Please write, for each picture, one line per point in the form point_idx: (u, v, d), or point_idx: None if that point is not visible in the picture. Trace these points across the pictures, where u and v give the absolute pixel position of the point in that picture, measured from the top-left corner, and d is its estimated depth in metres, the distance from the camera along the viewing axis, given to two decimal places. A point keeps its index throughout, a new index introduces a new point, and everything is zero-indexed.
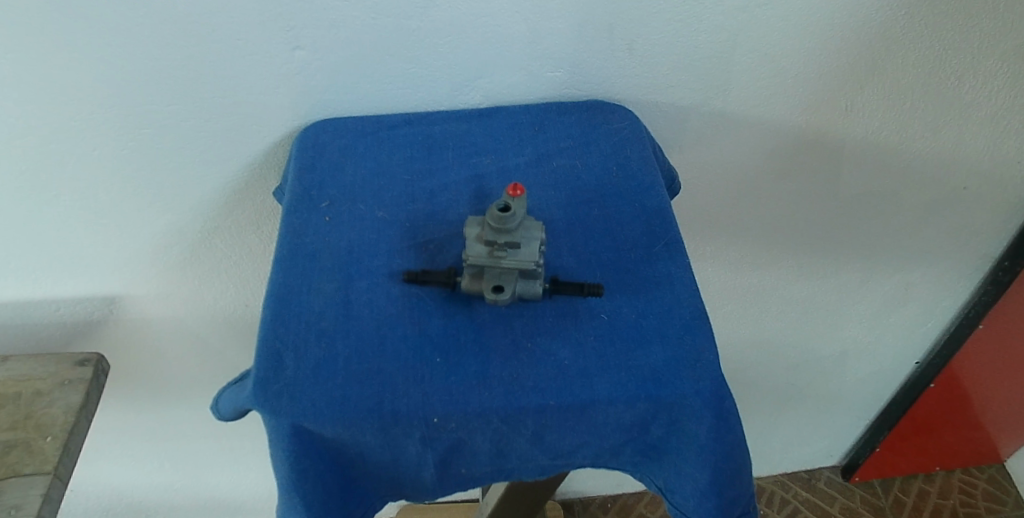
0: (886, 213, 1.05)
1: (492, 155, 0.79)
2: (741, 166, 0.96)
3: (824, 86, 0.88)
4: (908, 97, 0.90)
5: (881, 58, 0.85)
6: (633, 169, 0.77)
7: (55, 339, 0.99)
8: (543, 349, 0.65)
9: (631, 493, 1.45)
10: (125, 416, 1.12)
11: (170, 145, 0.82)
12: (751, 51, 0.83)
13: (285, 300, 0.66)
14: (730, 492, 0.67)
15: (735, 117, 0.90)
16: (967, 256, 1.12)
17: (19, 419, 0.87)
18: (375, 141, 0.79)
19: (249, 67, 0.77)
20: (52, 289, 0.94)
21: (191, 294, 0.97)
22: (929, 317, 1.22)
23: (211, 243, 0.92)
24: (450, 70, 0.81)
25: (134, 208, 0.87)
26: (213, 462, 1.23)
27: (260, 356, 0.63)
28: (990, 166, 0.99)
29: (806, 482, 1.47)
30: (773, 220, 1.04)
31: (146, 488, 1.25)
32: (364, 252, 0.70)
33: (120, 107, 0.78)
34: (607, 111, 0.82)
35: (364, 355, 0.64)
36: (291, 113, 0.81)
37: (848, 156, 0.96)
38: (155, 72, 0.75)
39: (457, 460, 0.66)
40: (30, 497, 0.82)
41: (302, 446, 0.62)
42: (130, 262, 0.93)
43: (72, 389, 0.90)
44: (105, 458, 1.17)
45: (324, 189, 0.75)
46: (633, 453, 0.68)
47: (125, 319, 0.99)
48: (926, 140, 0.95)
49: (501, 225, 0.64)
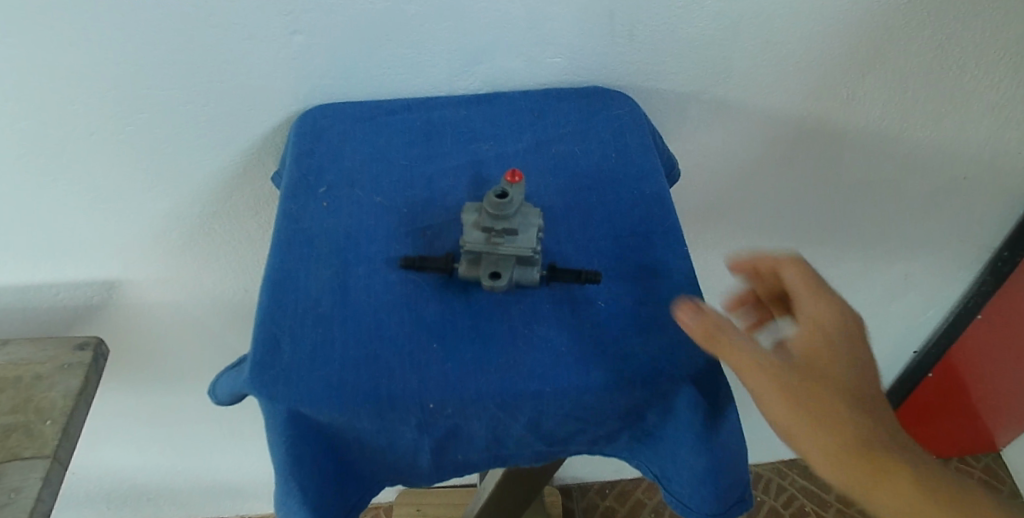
0: (887, 204, 1.05)
1: (490, 141, 0.78)
2: (742, 155, 0.96)
3: (826, 74, 0.87)
4: (909, 84, 0.89)
5: (884, 46, 0.85)
6: (632, 156, 0.77)
7: (55, 324, 0.99)
8: (540, 336, 0.65)
9: (629, 478, 1.45)
10: (125, 399, 1.12)
11: (170, 130, 0.81)
12: (752, 36, 0.83)
13: (283, 285, 0.66)
14: (726, 480, 0.68)
15: (736, 105, 0.90)
16: (968, 246, 1.12)
17: (19, 403, 0.88)
18: (374, 126, 0.79)
19: (249, 50, 0.76)
20: (53, 273, 0.94)
21: (191, 278, 0.98)
22: (929, 306, 1.22)
23: (210, 229, 0.92)
24: (449, 56, 0.81)
25: (134, 192, 0.87)
26: (214, 447, 1.24)
27: (257, 339, 0.63)
28: (990, 155, 0.99)
29: (804, 470, 1.48)
30: (773, 208, 1.03)
31: (148, 468, 1.26)
32: (362, 237, 0.70)
33: (119, 91, 0.77)
34: (608, 97, 0.82)
35: (361, 339, 0.64)
36: (290, 98, 0.81)
37: (849, 144, 0.95)
38: (154, 55, 0.75)
39: (454, 446, 0.66)
40: (30, 480, 0.83)
41: (297, 429, 0.62)
42: (131, 246, 0.93)
43: (72, 373, 0.90)
44: (106, 440, 1.18)
45: (323, 174, 0.74)
46: (629, 439, 0.69)
47: (125, 302, 0.99)
48: (928, 128, 0.94)
49: (497, 212, 0.64)
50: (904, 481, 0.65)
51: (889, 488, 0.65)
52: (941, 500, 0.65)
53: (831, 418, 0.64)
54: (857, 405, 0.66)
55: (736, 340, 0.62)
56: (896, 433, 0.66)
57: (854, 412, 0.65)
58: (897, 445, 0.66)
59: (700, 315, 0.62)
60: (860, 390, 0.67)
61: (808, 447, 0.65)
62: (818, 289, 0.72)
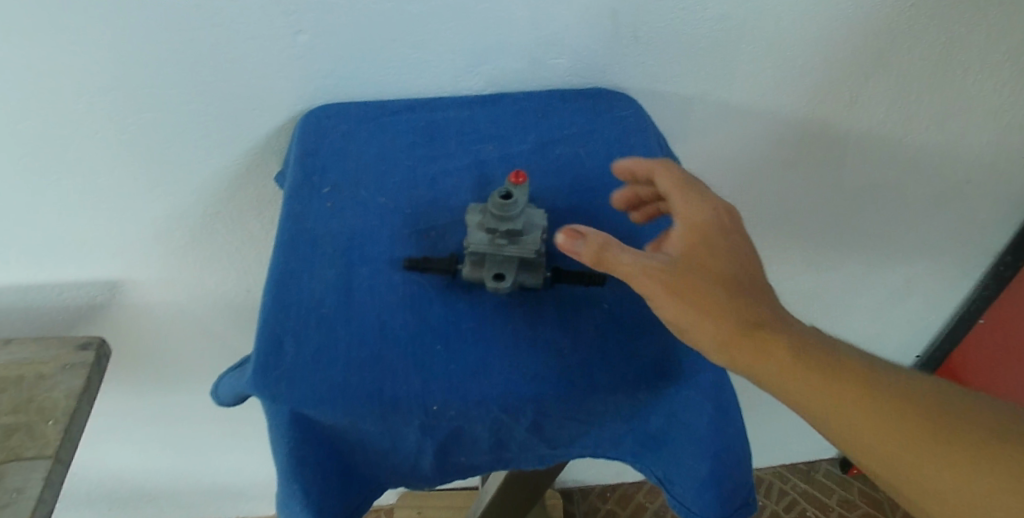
0: (890, 207, 1.04)
1: (494, 142, 0.78)
2: (746, 158, 0.95)
3: (830, 76, 0.87)
4: (914, 88, 0.89)
5: (889, 49, 0.85)
6: (636, 158, 0.77)
7: (56, 324, 0.99)
8: (544, 338, 0.64)
9: (630, 482, 1.45)
10: (126, 399, 1.12)
11: (173, 130, 0.81)
12: (756, 39, 0.82)
13: (286, 285, 0.66)
14: (729, 483, 0.68)
15: (740, 108, 0.89)
16: (971, 250, 1.12)
17: (21, 403, 0.88)
18: (378, 126, 0.79)
19: (253, 50, 0.76)
20: (55, 273, 0.94)
21: (193, 278, 0.97)
22: (932, 310, 1.21)
23: (213, 229, 0.92)
24: (454, 57, 0.80)
25: (137, 192, 0.87)
26: (215, 448, 1.24)
27: (259, 340, 0.63)
28: (994, 159, 0.98)
29: (806, 474, 1.47)
30: (777, 211, 1.03)
31: (148, 470, 1.26)
32: (366, 238, 0.70)
33: (122, 91, 0.77)
34: (612, 98, 0.82)
35: (364, 340, 0.63)
36: (293, 98, 0.81)
37: (853, 147, 0.95)
38: (157, 54, 0.75)
39: (457, 448, 0.66)
40: (31, 481, 0.83)
41: (300, 430, 0.62)
42: (133, 246, 0.93)
43: (74, 373, 0.90)
44: (107, 441, 1.18)
45: (326, 174, 0.74)
46: (633, 442, 0.68)
47: (127, 302, 0.99)
48: (932, 132, 0.94)
49: (501, 213, 0.63)
50: (821, 372, 0.61)
51: (806, 380, 0.61)
52: (867, 385, 0.61)
53: (723, 320, 0.62)
54: (750, 300, 0.63)
55: (619, 254, 0.62)
56: (802, 327, 0.64)
57: (750, 306, 0.63)
58: (807, 338, 0.63)
59: (584, 237, 0.63)
60: (753, 283, 0.64)
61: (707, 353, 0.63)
62: (691, 186, 0.67)
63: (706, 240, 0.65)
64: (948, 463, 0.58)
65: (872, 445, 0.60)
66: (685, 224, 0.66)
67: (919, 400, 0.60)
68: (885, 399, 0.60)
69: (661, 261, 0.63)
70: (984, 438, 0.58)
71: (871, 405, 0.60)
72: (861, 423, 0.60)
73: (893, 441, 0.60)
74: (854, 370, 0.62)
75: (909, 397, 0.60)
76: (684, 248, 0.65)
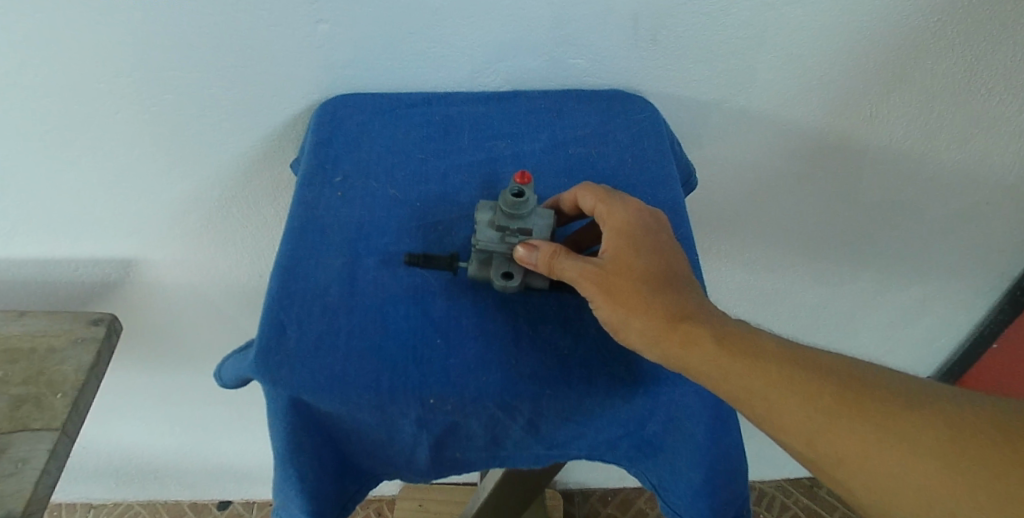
0: (907, 226, 1.03)
1: (507, 139, 0.78)
2: (762, 168, 0.95)
3: (852, 89, 0.86)
4: (936, 105, 0.87)
5: (912, 64, 0.83)
6: (647, 162, 0.77)
7: (73, 299, 1.01)
8: (544, 338, 0.65)
9: (632, 487, 1.44)
10: (137, 376, 1.13)
11: (193, 113, 0.82)
12: (777, 48, 0.82)
13: (293, 272, 0.66)
14: (722, 493, 0.67)
15: (758, 116, 0.89)
16: (989, 273, 1.10)
17: (30, 375, 0.89)
18: (393, 118, 0.79)
19: (274, 38, 0.77)
20: (73, 248, 0.95)
21: (206, 261, 0.99)
22: (947, 330, 1.20)
23: (228, 213, 0.93)
24: (472, 53, 0.81)
25: (157, 173, 0.88)
26: (221, 430, 1.25)
27: (263, 325, 0.63)
28: (1015, 182, 0.97)
29: (809, 490, 1.46)
30: (790, 223, 1.02)
31: (156, 447, 1.27)
32: (374, 229, 0.70)
33: (144, 71, 0.78)
34: (628, 101, 0.81)
35: (366, 329, 0.64)
36: (313, 87, 0.82)
37: (871, 162, 0.94)
38: (180, 37, 0.76)
39: (452, 443, 0.66)
40: (37, 452, 0.84)
41: (298, 417, 0.63)
42: (149, 226, 0.94)
43: (84, 348, 0.91)
44: (117, 416, 1.20)
45: (339, 164, 0.75)
46: (629, 447, 0.68)
47: (141, 281, 1.00)
48: (953, 151, 0.93)
49: (513, 211, 0.65)
50: (755, 359, 0.60)
51: (737, 368, 0.60)
52: (799, 365, 0.60)
53: (656, 316, 0.61)
54: (681, 293, 0.63)
55: (565, 261, 0.63)
56: (730, 317, 0.63)
57: (686, 302, 0.62)
58: (735, 328, 0.62)
59: (538, 248, 0.64)
60: (688, 282, 0.63)
61: (642, 352, 0.62)
62: (613, 195, 0.67)
63: (634, 240, 0.64)
64: (881, 445, 0.56)
65: (811, 433, 0.58)
66: (611, 227, 0.65)
67: (854, 383, 0.59)
68: (820, 381, 0.59)
69: (596, 263, 0.63)
70: (927, 417, 0.57)
71: (804, 389, 0.59)
72: (797, 407, 0.58)
73: (827, 426, 0.58)
74: (788, 354, 0.60)
75: (844, 382, 0.59)
76: (614, 249, 0.64)
